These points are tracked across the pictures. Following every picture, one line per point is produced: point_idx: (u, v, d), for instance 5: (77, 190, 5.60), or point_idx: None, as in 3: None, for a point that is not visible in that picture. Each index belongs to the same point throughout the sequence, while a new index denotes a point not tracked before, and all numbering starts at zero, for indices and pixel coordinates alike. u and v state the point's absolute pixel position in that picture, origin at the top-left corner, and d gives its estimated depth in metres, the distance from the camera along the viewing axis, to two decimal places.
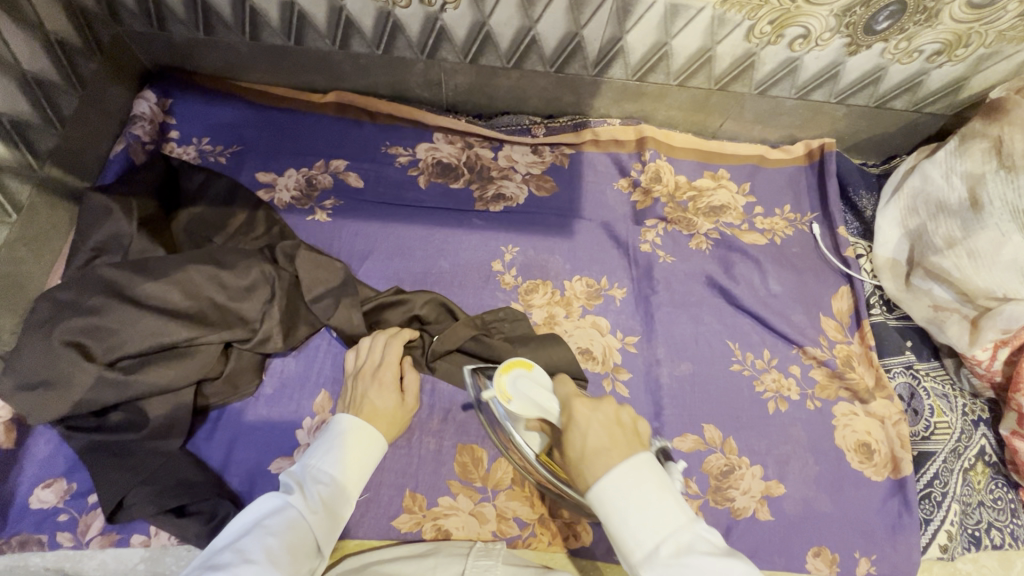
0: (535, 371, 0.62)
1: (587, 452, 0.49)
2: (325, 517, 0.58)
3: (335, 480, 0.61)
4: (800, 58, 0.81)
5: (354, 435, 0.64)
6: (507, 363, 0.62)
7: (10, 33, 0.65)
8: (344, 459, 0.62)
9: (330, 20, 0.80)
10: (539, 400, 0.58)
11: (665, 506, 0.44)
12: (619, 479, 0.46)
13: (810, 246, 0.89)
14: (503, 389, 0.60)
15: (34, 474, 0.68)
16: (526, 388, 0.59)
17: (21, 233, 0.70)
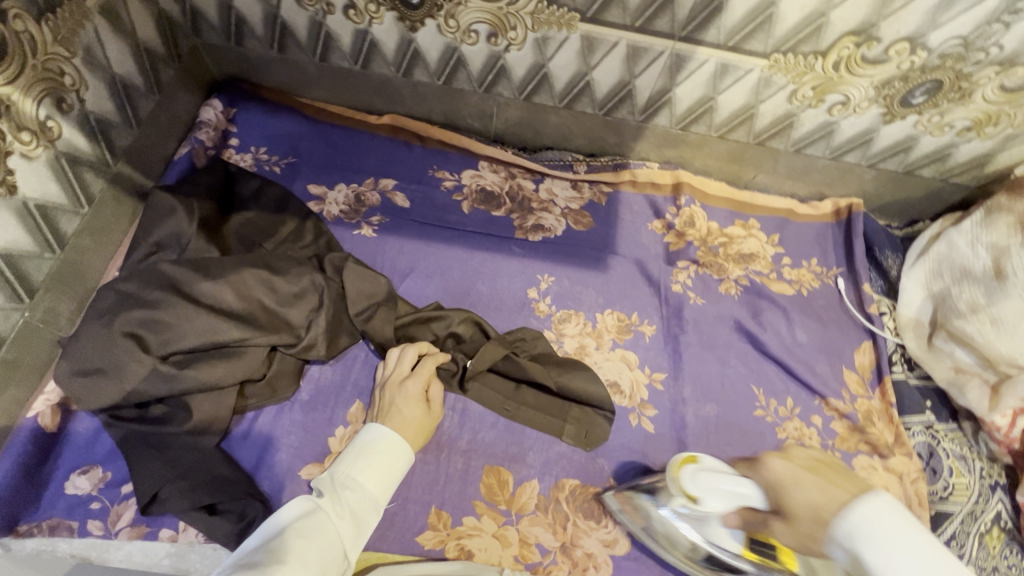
0: (703, 462, 0.60)
1: (809, 503, 0.47)
2: (350, 522, 0.60)
3: (363, 488, 0.63)
4: (838, 123, 0.85)
5: (381, 445, 0.66)
6: (677, 462, 0.62)
7: (108, 39, 0.70)
8: (371, 468, 0.64)
9: (399, 50, 0.84)
10: (723, 485, 0.56)
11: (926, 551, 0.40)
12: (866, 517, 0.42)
13: (834, 299, 0.92)
14: (683, 491, 0.59)
15: (71, 460, 0.68)
16: (711, 480, 0.57)
17: (89, 224, 0.73)
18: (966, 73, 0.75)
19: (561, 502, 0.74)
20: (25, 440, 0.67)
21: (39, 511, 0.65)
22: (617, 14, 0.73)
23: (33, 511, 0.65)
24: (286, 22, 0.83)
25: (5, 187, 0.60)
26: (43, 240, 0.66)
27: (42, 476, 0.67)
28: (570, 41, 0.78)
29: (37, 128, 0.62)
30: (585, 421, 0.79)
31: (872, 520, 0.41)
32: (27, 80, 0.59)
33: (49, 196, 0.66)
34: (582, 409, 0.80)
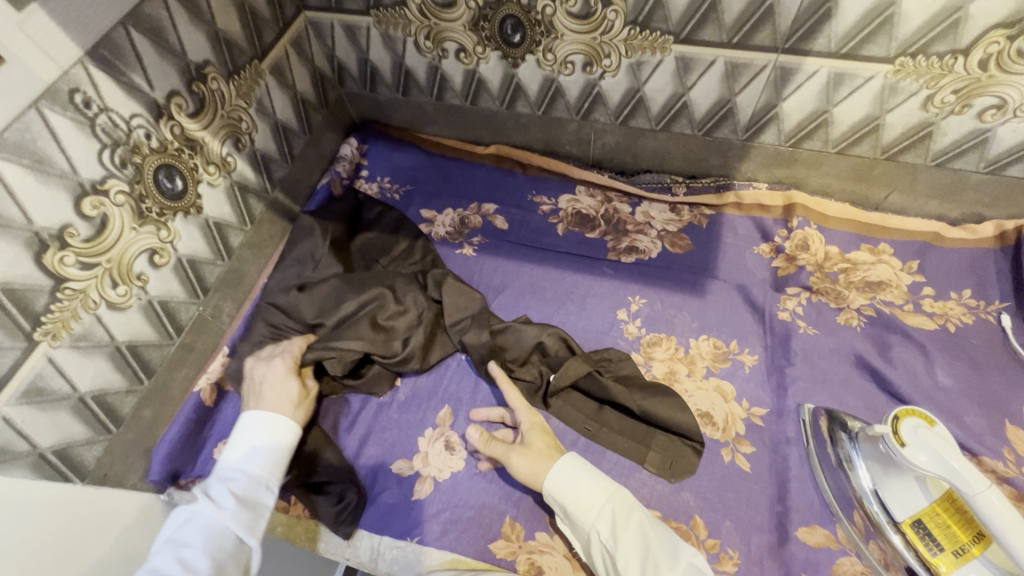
0: (938, 429, 0.59)
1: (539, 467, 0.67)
2: (241, 507, 0.60)
3: (243, 475, 0.63)
4: (992, 130, 0.73)
5: (245, 430, 0.67)
6: (904, 410, 0.61)
7: (275, 93, 0.88)
8: (255, 455, 0.65)
9: (502, 85, 0.92)
10: (950, 460, 0.56)
11: (598, 488, 0.64)
12: (561, 473, 0.65)
13: (996, 338, 0.77)
14: (895, 431, 0.60)
15: (221, 431, 0.81)
16: (931, 442, 0.57)
17: (250, 239, 0.90)
18: None
19: None
20: (190, 409, 0.81)
21: (194, 469, 0.79)
22: (713, 32, 0.72)
23: (189, 470, 0.79)
24: (410, 70, 0.96)
25: (195, 208, 0.77)
26: (217, 250, 0.84)
27: (198, 442, 0.80)
28: (664, 64, 0.79)
29: (220, 162, 0.79)
30: (671, 450, 0.75)
31: (569, 478, 0.65)
32: (215, 126, 0.77)
33: (224, 216, 0.83)
34: (668, 437, 0.75)
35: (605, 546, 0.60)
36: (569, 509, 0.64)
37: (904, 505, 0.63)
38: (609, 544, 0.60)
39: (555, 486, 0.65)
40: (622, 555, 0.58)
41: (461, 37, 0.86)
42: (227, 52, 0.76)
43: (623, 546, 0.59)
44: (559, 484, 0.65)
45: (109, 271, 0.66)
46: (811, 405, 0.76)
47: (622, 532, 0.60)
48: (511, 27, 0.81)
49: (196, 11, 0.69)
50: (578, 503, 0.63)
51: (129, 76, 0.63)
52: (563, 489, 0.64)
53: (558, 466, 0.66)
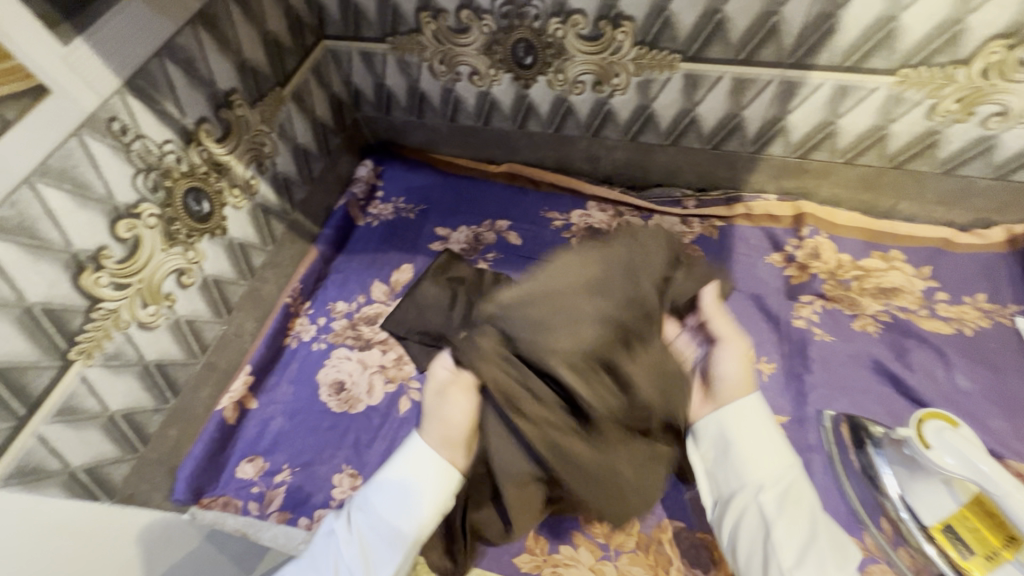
0: (963, 431, 0.59)
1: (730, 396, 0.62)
2: (360, 553, 0.56)
3: (382, 520, 0.57)
4: (997, 137, 0.75)
5: (432, 474, 0.58)
6: (928, 412, 0.62)
7: (296, 118, 0.91)
8: (409, 500, 0.58)
9: (514, 105, 0.95)
10: (978, 462, 0.55)
11: (776, 453, 0.59)
12: (744, 418, 0.61)
13: (1015, 342, 0.77)
14: (919, 433, 0.60)
15: (243, 449, 0.82)
16: (956, 443, 0.57)
17: (271, 259, 0.92)
18: None
19: (665, 544, 0.70)
20: (213, 428, 0.82)
21: (217, 487, 0.79)
22: (720, 49, 0.75)
23: (212, 488, 0.79)
24: (424, 93, 0.99)
25: (220, 229, 0.79)
26: (240, 269, 0.86)
27: (221, 459, 0.81)
28: (672, 81, 0.81)
29: (244, 185, 0.82)
30: None
31: (731, 419, 0.61)
32: (240, 150, 0.79)
33: (247, 237, 0.85)
34: None
35: (762, 510, 0.56)
36: (741, 463, 0.59)
37: (932, 510, 0.62)
38: (771, 514, 0.55)
39: (727, 434, 0.60)
40: (781, 526, 0.54)
41: (475, 60, 0.89)
42: (252, 79, 0.79)
43: (788, 518, 0.55)
44: (731, 433, 0.60)
45: (140, 291, 0.68)
46: (832, 412, 0.76)
47: (790, 502, 0.56)
48: (523, 50, 0.84)
49: (224, 42, 0.73)
50: (756, 462, 0.58)
51: (161, 104, 0.66)
52: (745, 443, 0.59)
53: (740, 404, 0.61)
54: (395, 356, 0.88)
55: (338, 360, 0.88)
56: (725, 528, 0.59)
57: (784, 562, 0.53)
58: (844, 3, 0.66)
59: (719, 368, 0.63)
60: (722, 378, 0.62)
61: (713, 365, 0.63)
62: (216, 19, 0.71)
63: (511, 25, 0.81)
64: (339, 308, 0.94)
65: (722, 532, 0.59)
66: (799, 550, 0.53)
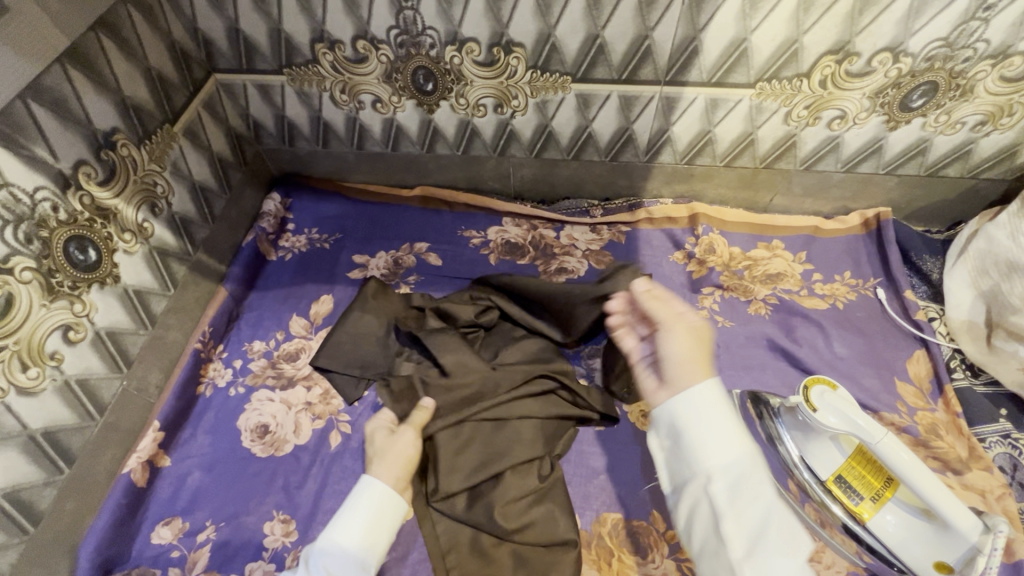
0: (840, 390, 0.66)
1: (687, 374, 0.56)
2: None
3: (344, 551, 0.58)
4: (841, 136, 0.87)
5: (371, 497, 0.61)
6: (811, 378, 0.69)
7: (190, 154, 0.87)
8: (359, 526, 0.59)
9: (421, 130, 0.96)
10: (855, 417, 0.63)
11: (732, 438, 0.53)
12: (692, 400, 0.55)
13: (876, 309, 0.89)
14: (808, 398, 0.66)
15: (157, 513, 0.75)
16: (837, 404, 0.64)
17: (174, 303, 0.86)
18: (960, 71, 0.75)
19: (605, 537, 0.72)
20: (119, 494, 0.75)
21: (128, 560, 0.72)
22: (605, 71, 0.81)
23: (123, 562, 0.72)
24: (328, 122, 0.98)
25: (111, 277, 0.74)
26: (139, 319, 0.80)
27: (132, 528, 0.74)
28: (566, 101, 0.87)
29: (136, 229, 0.77)
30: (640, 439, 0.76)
31: (685, 401, 0.55)
32: (129, 192, 0.75)
33: (144, 283, 0.80)
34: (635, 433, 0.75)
35: (712, 500, 0.51)
36: (690, 449, 0.54)
37: (826, 464, 0.69)
38: (720, 504, 0.51)
39: (677, 420, 0.55)
40: (730, 517, 0.50)
41: (377, 88, 0.90)
42: (136, 117, 0.75)
43: (739, 509, 0.50)
44: (682, 422, 0.55)
45: (17, 352, 0.61)
46: (738, 390, 0.83)
47: (739, 493, 0.51)
48: (423, 77, 0.87)
49: (101, 81, 0.69)
50: (706, 450, 0.53)
51: (31, 149, 0.61)
52: (696, 431, 0.54)
53: (701, 393, 0.55)
54: (320, 390, 0.85)
55: (259, 403, 0.84)
56: (677, 507, 0.55)
57: (733, 553, 0.49)
58: (703, 29, 0.74)
59: (659, 346, 0.61)
60: (664, 357, 0.60)
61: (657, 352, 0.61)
62: (89, 57, 0.67)
63: (408, 53, 0.83)
64: (256, 347, 0.90)
65: (676, 513, 0.55)
66: (747, 541, 0.49)
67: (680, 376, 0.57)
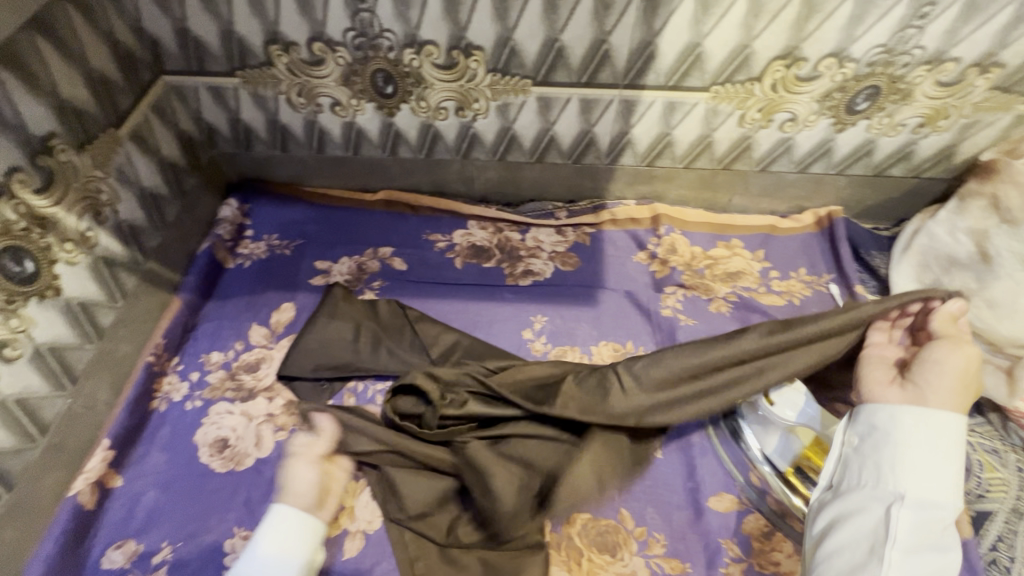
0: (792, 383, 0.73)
1: (935, 389, 0.55)
2: None
3: None
4: (792, 138, 0.90)
5: (281, 525, 0.59)
6: None
7: (138, 159, 0.84)
8: (273, 546, 0.58)
9: (382, 133, 0.95)
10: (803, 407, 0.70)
11: (945, 473, 0.52)
12: (926, 425, 0.54)
13: (830, 305, 0.93)
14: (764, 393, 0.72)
15: (108, 537, 0.72)
16: (791, 397, 0.71)
17: (124, 315, 0.83)
18: (899, 75, 0.79)
19: (574, 538, 0.72)
20: (66, 518, 0.71)
21: None
22: (565, 75, 0.82)
23: None
24: (286, 126, 0.96)
25: (52, 289, 0.70)
26: (84, 333, 0.76)
27: (80, 554, 0.70)
28: (527, 104, 0.87)
29: (79, 238, 0.73)
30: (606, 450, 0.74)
31: (901, 424, 0.54)
32: (69, 200, 0.71)
33: (89, 295, 0.76)
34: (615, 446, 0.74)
35: (891, 526, 0.52)
36: (890, 462, 0.54)
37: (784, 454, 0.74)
38: (897, 531, 0.51)
39: (891, 430, 0.55)
40: (902, 543, 0.51)
41: (335, 91, 0.88)
42: (77, 121, 0.72)
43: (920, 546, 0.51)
44: (894, 436, 0.54)
45: None
46: None
47: (926, 518, 0.52)
48: (383, 80, 0.86)
49: (36, 83, 0.65)
50: (910, 469, 0.53)
51: None
52: (912, 445, 0.53)
53: (942, 423, 0.53)
54: (282, 402, 0.83)
55: (217, 417, 0.81)
56: (826, 514, 0.56)
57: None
58: (658, 33, 0.75)
59: (922, 354, 0.58)
60: (928, 362, 0.57)
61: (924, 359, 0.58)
62: (23, 58, 0.63)
63: (367, 56, 0.82)
64: (214, 359, 0.87)
65: (824, 518, 0.56)
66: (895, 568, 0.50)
67: (945, 384, 0.55)
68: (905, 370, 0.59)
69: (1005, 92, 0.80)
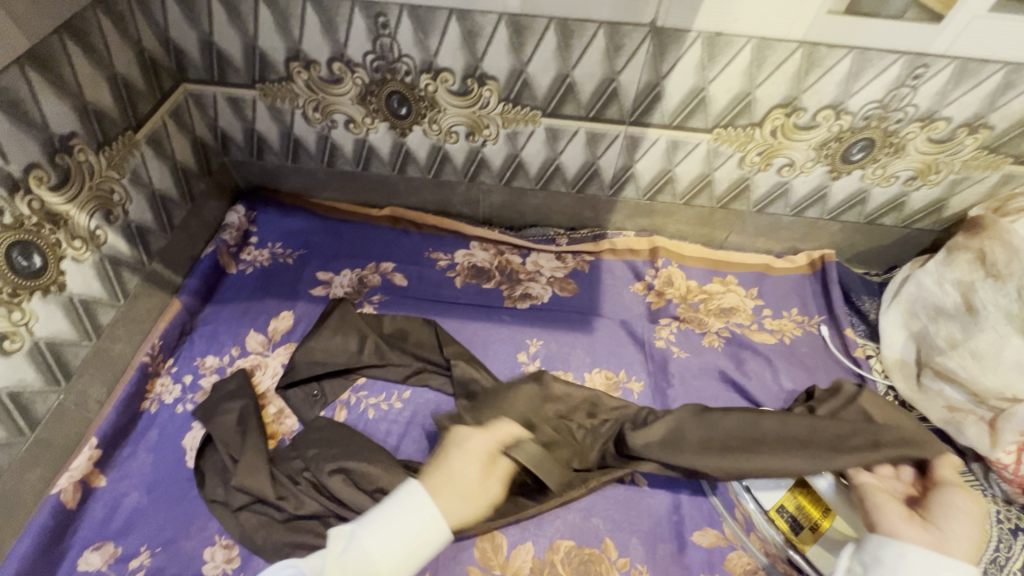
0: None
1: (960, 529, 0.57)
2: None
3: (384, 560, 0.54)
4: (789, 182, 0.93)
5: (406, 498, 0.58)
6: None
7: (151, 161, 0.85)
8: (390, 521, 0.56)
9: (392, 152, 0.97)
10: None
11: None
12: (936, 567, 0.54)
13: (819, 346, 0.95)
14: None
15: (86, 537, 0.71)
16: None
17: (123, 314, 0.83)
18: (893, 130, 0.82)
19: (557, 565, 0.72)
20: (46, 515, 0.70)
21: None
22: (573, 108, 0.85)
23: None
24: (299, 138, 0.98)
25: (56, 285, 0.71)
26: (83, 329, 0.77)
27: (57, 553, 0.69)
28: (536, 134, 0.90)
29: (87, 236, 0.75)
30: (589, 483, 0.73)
31: (914, 557, 0.55)
32: (82, 199, 0.72)
33: (92, 292, 0.77)
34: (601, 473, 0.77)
35: None
36: None
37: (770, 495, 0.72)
38: None
39: (896, 565, 0.55)
40: None
41: (350, 109, 0.91)
42: (96, 123, 0.73)
43: None
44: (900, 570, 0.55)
45: None
46: None
47: None
48: (397, 102, 0.88)
49: (62, 84, 0.67)
50: None
51: None
52: None
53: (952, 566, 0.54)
54: (275, 409, 0.83)
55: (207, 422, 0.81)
56: None
57: None
58: (665, 76, 0.78)
59: (939, 497, 0.61)
60: (954, 509, 0.59)
61: (933, 505, 0.60)
62: (53, 61, 0.66)
63: (384, 78, 0.85)
64: (209, 363, 0.87)
65: None
66: None
67: (959, 530, 0.57)
68: (925, 510, 0.60)
69: (993, 153, 0.84)
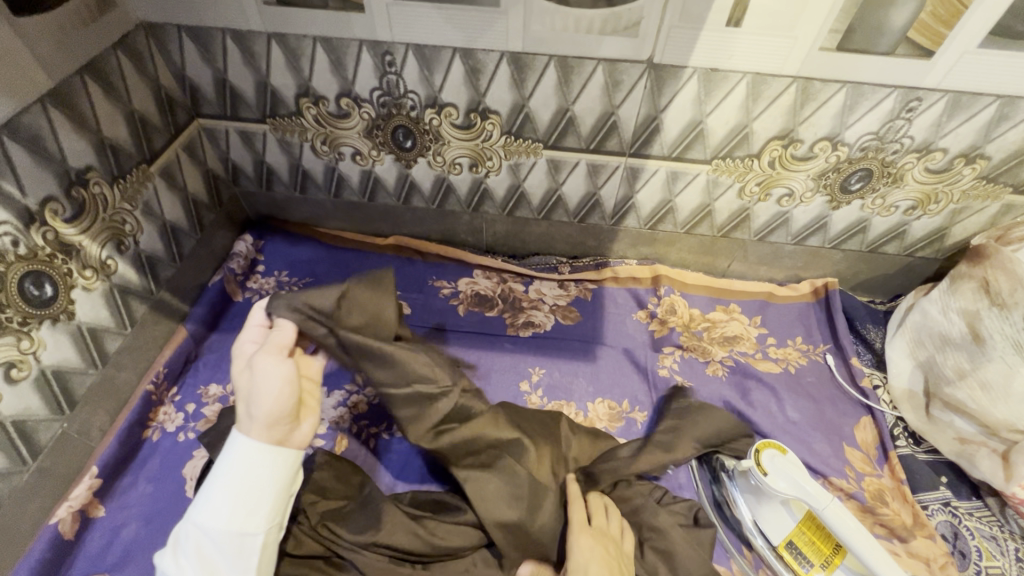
0: (789, 455, 0.72)
1: None
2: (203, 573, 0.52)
3: (220, 532, 0.53)
4: (790, 212, 0.94)
5: (225, 463, 0.54)
6: (763, 442, 0.74)
7: (164, 194, 0.88)
8: (214, 499, 0.53)
9: (397, 182, 1.00)
10: (803, 484, 0.68)
11: None
12: None
13: (825, 375, 0.94)
14: (759, 461, 0.72)
15: (83, 569, 0.71)
16: (785, 467, 0.70)
17: (130, 342, 0.84)
18: (890, 161, 0.83)
19: None
20: (44, 546, 0.70)
21: None
22: (574, 141, 0.87)
23: None
24: (307, 170, 1.00)
25: (65, 314, 0.73)
26: (90, 358, 0.78)
27: None
28: (537, 165, 0.92)
29: (98, 266, 0.76)
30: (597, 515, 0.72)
31: None
32: (95, 230, 0.74)
33: (100, 320, 0.78)
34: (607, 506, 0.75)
35: None
36: None
37: (779, 530, 0.72)
38: None
39: None
40: None
41: (357, 142, 0.93)
42: (112, 156, 0.76)
43: None
44: None
45: None
46: None
47: None
48: (403, 135, 0.91)
49: (80, 121, 0.70)
50: None
51: None
52: None
53: None
54: None
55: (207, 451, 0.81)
56: None
57: None
58: (663, 109, 0.80)
59: None
60: None
61: None
62: (75, 100, 0.69)
63: (390, 113, 0.87)
64: (212, 391, 0.88)
65: None
66: None
67: None
68: None
69: (992, 182, 0.84)
